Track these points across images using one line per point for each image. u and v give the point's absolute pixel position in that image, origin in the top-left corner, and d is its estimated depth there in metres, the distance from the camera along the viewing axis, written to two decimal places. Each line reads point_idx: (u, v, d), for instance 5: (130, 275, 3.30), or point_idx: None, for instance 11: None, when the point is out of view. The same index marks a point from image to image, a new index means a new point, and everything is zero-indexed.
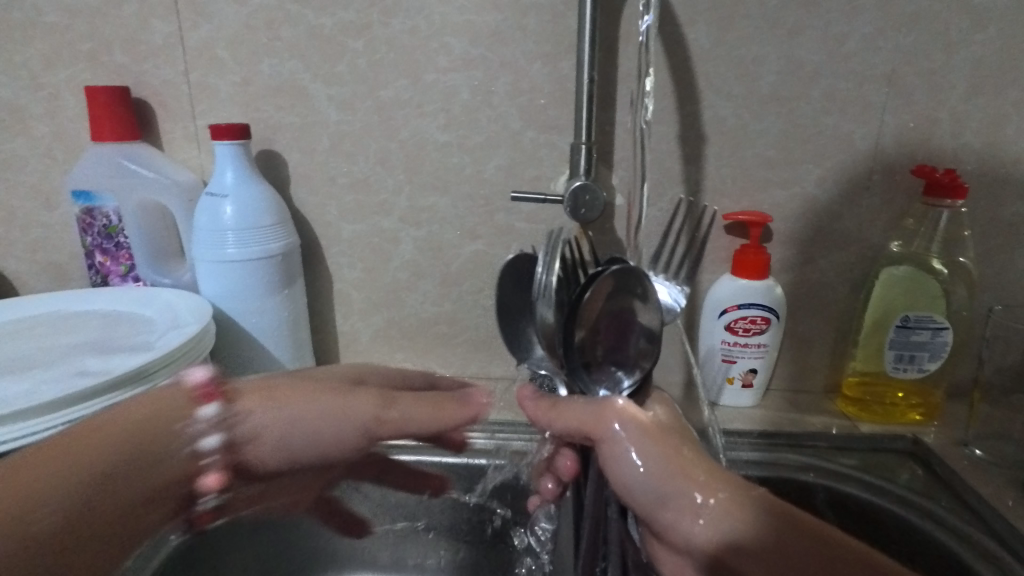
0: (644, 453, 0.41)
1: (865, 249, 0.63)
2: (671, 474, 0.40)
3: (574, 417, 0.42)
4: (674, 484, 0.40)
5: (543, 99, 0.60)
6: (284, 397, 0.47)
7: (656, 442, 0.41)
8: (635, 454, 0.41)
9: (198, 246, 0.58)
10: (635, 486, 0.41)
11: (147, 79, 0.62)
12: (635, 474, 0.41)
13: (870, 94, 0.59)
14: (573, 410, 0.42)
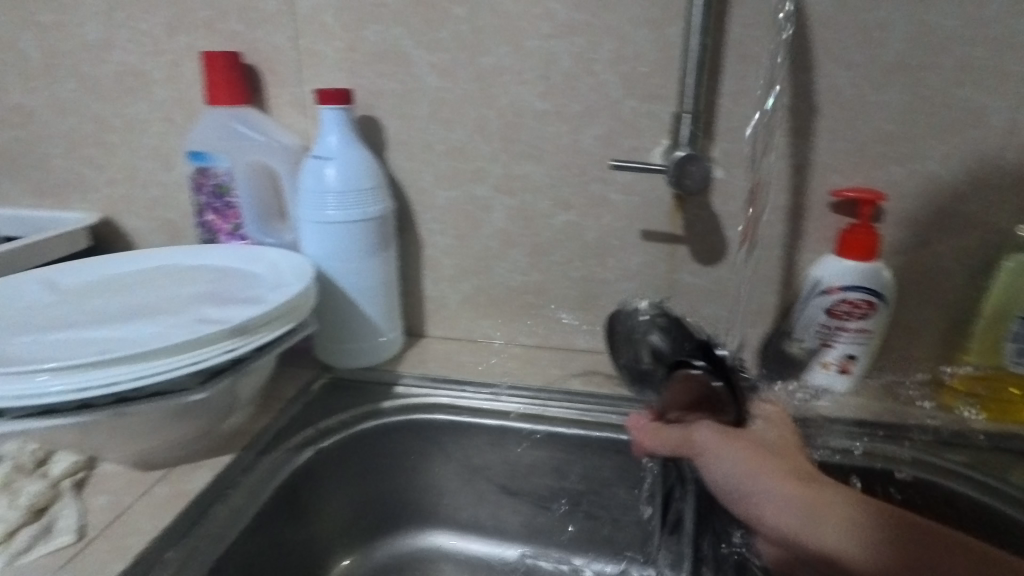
0: (727, 459, 0.47)
1: (989, 233, 0.58)
2: (749, 470, 0.46)
3: (672, 438, 0.50)
4: (757, 480, 0.45)
5: (646, 67, 0.58)
6: None
7: (746, 449, 0.47)
8: (721, 463, 0.47)
9: (302, 207, 0.61)
10: (725, 486, 0.47)
11: (259, 45, 0.65)
12: (727, 476, 0.47)
13: (1010, 63, 0.54)
14: (673, 433, 0.50)
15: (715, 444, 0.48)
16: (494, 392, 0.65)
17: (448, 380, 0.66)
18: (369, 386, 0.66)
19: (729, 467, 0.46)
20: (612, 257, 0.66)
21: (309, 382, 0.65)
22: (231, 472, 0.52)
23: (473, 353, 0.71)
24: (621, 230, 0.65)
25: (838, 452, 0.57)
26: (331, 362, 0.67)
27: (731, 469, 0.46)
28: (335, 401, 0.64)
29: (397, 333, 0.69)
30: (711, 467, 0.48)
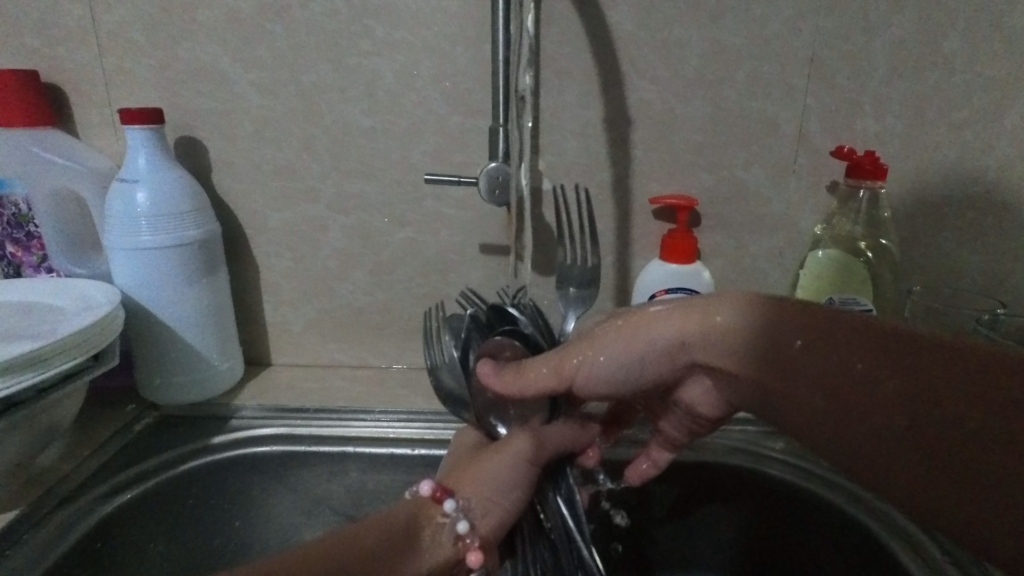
0: (609, 351, 0.44)
1: (792, 233, 0.63)
2: (631, 344, 0.43)
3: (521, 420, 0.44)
4: (642, 343, 0.43)
5: (468, 84, 0.59)
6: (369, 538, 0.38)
7: (632, 338, 0.43)
8: (603, 360, 0.44)
9: (112, 234, 0.56)
10: (609, 377, 0.44)
11: (59, 62, 0.60)
12: (606, 368, 0.44)
13: (793, 78, 0.59)
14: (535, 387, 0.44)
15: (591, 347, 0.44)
16: (337, 417, 0.63)
17: (288, 409, 0.63)
18: (203, 421, 0.62)
19: (612, 355, 0.43)
20: (453, 271, 0.66)
21: (131, 423, 0.60)
22: (16, 530, 0.47)
23: (319, 378, 0.69)
24: (459, 245, 0.65)
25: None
26: (157, 400, 0.62)
27: (616, 360, 0.44)
28: (158, 442, 0.59)
29: (233, 363, 0.65)
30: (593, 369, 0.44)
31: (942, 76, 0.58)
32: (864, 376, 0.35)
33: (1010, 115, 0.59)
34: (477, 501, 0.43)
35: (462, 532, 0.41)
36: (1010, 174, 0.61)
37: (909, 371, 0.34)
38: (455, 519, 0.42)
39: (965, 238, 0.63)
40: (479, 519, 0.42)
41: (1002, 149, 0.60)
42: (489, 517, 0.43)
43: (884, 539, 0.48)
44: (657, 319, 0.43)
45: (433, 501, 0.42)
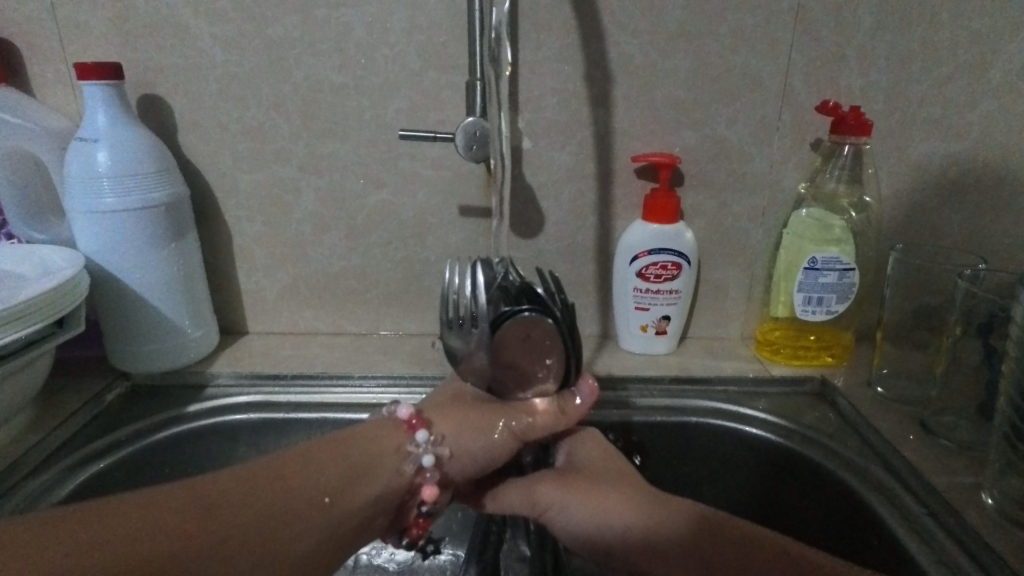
0: (572, 504, 0.44)
1: (775, 192, 0.63)
2: (586, 502, 0.44)
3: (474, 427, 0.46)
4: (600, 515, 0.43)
5: (443, 37, 0.57)
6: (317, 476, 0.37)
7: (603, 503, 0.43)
8: (569, 509, 0.44)
9: (72, 196, 0.54)
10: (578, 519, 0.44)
11: (8, 15, 0.56)
12: (571, 517, 0.44)
13: (778, 31, 0.57)
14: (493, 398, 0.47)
15: (593, 497, 0.44)
16: (316, 384, 0.61)
17: (265, 376, 0.62)
18: (178, 390, 0.61)
19: (574, 512, 0.44)
20: (431, 235, 0.64)
21: (102, 392, 0.59)
22: None
23: (296, 346, 0.67)
24: (436, 206, 0.63)
25: (651, 406, 0.59)
26: (128, 369, 0.61)
27: (580, 522, 0.44)
28: (131, 412, 0.58)
29: (206, 330, 0.63)
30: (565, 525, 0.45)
31: (927, 29, 0.57)
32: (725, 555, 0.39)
33: (995, 69, 0.58)
34: (452, 441, 0.45)
35: (427, 465, 0.43)
36: (992, 131, 0.60)
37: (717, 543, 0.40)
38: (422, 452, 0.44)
39: (948, 195, 0.62)
40: (446, 458, 0.45)
41: (986, 105, 0.59)
42: (454, 462, 0.45)
43: (859, 490, 0.48)
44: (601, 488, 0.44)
45: (402, 429, 0.44)
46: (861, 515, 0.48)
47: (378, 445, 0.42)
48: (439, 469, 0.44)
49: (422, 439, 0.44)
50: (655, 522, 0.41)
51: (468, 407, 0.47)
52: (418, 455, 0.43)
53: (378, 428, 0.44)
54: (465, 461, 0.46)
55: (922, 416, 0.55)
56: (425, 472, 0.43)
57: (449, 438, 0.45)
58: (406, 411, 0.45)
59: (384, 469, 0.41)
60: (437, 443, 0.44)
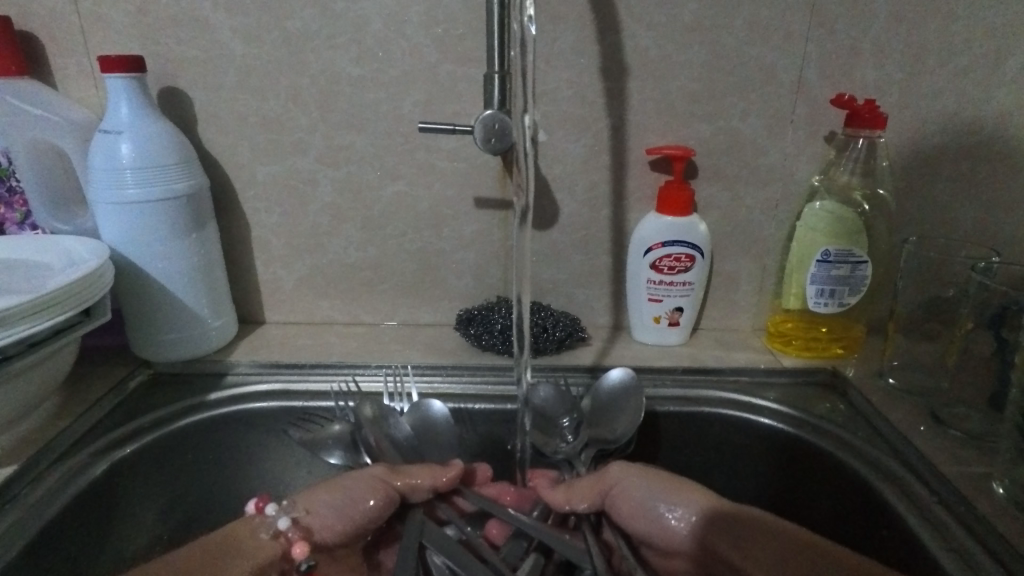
0: (645, 486, 0.48)
1: (789, 185, 0.63)
2: (671, 486, 0.47)
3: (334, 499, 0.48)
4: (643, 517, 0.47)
5: (459, 30, 0.58)
6: (189, 553, 0.42)
7: (681, 485, 0.47)
8: (646, 488, 0.48)
9: (95, 188, 0.55)
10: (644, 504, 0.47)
11: (31, 8, 0.57)
12: (641, 495, 0.48)
13: (793, 24, 0.57)
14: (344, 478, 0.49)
15: (672, 486, 0.47)
16: (333, 373, 0.62)
17: (283, 365, 0.63)
18: (198, 378, 0.62)
19: (649, 488, 0.47)
20: (446, 226, 0.65)
21: (124, 379, 0.60)
22: (12, 486, 0.47)
23: (313, 335, 0.68)
24: (452, 198, 0.64)
25: (632, 394, 0.58)
26: (150, 358, 0.62)
27: (653, 501, 0.47)
28: (153, 399, 0.59)
29: (225, 320, 0.64)
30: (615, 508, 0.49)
31: (943, 21, 0.57)
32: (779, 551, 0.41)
33: (1010, 62, 0.58)
34: (301, 501, 0.47)
35: (281, 527, 0.45)
36: (1007, 124, 0.60)
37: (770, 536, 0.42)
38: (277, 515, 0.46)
39: (961, 189, 0.63)
40: (303, 517, 0.46)
41: (1000, 98, 0.59)
42: (315, 517, 0.46)
43: (870, 479, 0.49)
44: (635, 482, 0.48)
45: (254, 516, 0.47)
46: (875, 503, 0.48)
47: (236, 534, 0.45)
48: (301, 527, 0.46)
49: (271, 510, 0.46)
50: (681, 525, 0.45)
51: (338, 479, 0.49)
52: (273, 520, 0.46)
53: (234, 526, 0.46)
54: (325, 515, 0.47)
55: (933, 408, 0.56)
56: (287, 534, 0.45)
57: (300, 501, 0.47)
58: (253, 501, 0.48)
59: (250, 548, 0.44)
60: (289, 507, 0.47)
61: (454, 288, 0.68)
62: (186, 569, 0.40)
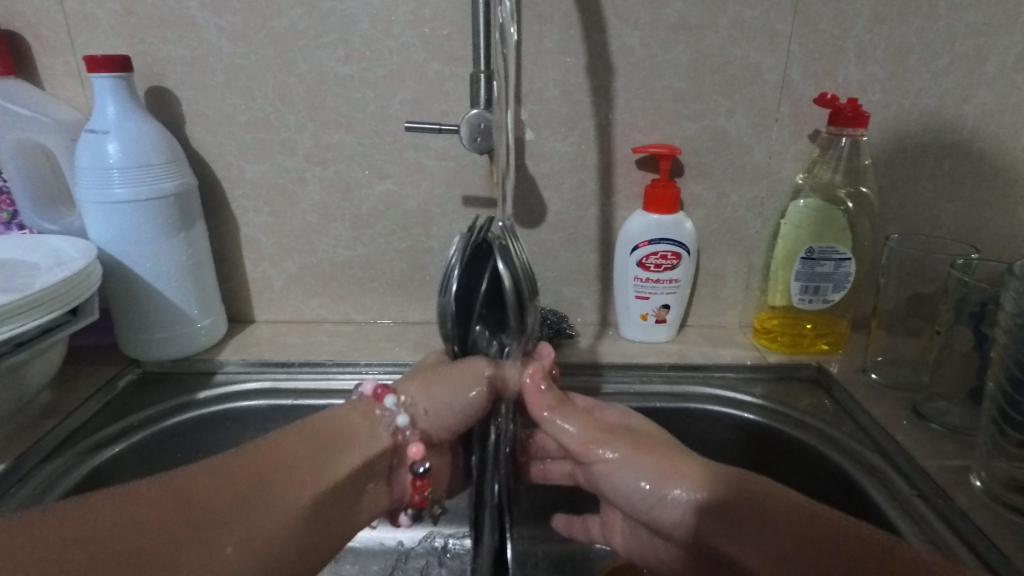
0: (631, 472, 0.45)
1: (774, 182, 0.64)
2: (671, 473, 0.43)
3: (446, 391, 0.47)
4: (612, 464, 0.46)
5: (446, 29, 0.58)
6: (275, 452, 0.39)
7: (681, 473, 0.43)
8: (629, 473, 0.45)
9: (82, 187, 0.55)
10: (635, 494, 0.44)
11: (17, 8, 0.57)
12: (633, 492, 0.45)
13: (777, 23, 0.58)
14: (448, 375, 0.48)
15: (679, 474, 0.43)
16: (323, 371, 0.63)
17: (273, 363, 0.63)
18: (187, 377, 0.63)
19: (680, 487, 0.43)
20: (435, 225, 0.66)
21: (114, 378, 0.60)
22: (2, 484, 0.47)
23: (303, 333, 0.69)
24: (440, 197, 0.64)
25: (619, 392, 0.60)
26: (139, 357, 0.62)
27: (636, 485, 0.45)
28: (143, 398, 0.59)
29: (215, 318, 0.65)
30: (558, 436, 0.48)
31: (925, 21, 0.58)
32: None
33: (991, 61, 0.59)
34: (424, 403, 0.47)
35: (402, 424, 0.46)
36: (987, 122, 0.61)
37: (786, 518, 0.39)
38: (395, 413, 0.46)
39: (943, 187, 0.63)
40: (421, 416, 0.47)
41: (981, 97, 0.60)
42: (433, 418, 0.47)
43: (851, 473, 0.50)
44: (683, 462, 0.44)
45: (372, 400, 0.47)
46: (853, 495, 0.49)
47: (348, 423, 0.45)
48: (418, 428, 0.47)
49: (392, 403, 0.47)
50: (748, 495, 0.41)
51: (439, 368, 0.49)
52: (392, 417, 0.46)
53: (348, 411, 0.46)
54: (439, 415, 0.47)
55: (915, 402, 0.56)
56: (405, 431, 0.46)
57: (423, 399, 0.47)
58: (371, 386, 0.48)
59: (360, 441, 0.44)
60: (407, 403, 0.47)
61: None
62: (264, 466, 0.38)
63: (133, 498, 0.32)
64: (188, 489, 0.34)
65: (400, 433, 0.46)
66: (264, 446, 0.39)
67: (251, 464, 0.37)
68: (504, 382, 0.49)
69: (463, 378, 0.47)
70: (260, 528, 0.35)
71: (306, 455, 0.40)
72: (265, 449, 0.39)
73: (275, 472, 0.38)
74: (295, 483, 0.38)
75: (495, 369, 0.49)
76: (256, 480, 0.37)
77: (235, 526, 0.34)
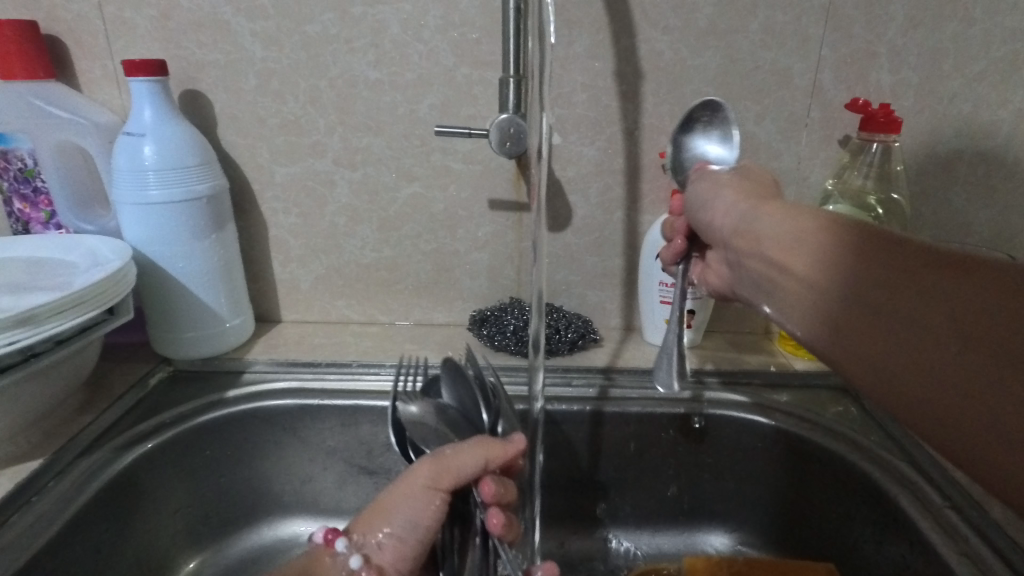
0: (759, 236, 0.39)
1: (802, 188, 0.63)
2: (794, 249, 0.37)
3: (397, 507, 0.40)
4: (709, 207, 0.44)
5: (476, 34, 0.58)
6: None
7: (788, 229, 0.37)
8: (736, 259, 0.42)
9: (118, 188, 0.56)
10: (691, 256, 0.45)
11: (59, 13, 0.58)
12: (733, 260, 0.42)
13: (808, 27, 0.57)
14: (395, 495, 0.40)
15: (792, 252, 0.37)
16: (349, 372, 0.63)
17: (300, 363, 0.64)
18: (216, 376, 0.64)
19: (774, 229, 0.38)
20: (461, 228, 0.66)
21: (146, 375, 0.62)
22: (40, 479, 0.48)
23: (329, 334, 0.69)
24: (467, 200, 0.65)
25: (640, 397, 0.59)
26: (170, 355, 0.63)
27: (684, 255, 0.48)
28: (172, 395, 0.60)
29: (244, 318, 0.66)
30: (694, 191, 0.46)
31: (961, 25, 0.57)
32: (925, 404, 0.28)
33: None
34: (371, 535, 0.41)
35: (355, 566, 0.40)
36: (1022, 128, 0.60)
37: (981, 287, 0.26)
38: (350, 554, 0.40)
39: (977, 194, 0.62)
40: (378, 551, 0.40)
41: (1017, 103, 0.59)
42: (388, 551, 0.40)
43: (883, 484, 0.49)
44: (776, 203, 0.39)
45: (324, 545, 0.41)
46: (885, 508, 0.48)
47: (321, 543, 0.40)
48: (374, 567, 0.40)
49: (343, 546, 0.40)
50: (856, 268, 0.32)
51: (386, 499, 0.41)
52: (348, 559, 0.40)
53: (313, 564, 0.42)
54: (403, 538, 0.40)
55: None
56: (357, 574, 0.39)
57: (372, 532, 0.41)
58: (321, 531, 0.42)
59: None
60: (358, 543, 0.40)
61: (468, 289, 0.69)
62: None
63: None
64: None
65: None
66: None
67: None
68: (456, 478, 0.40)
69: (416, 493, 0.40)
70: None
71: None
72: None
73: None
74: None
75: (436, 460, 0.40)
76: None
77: None
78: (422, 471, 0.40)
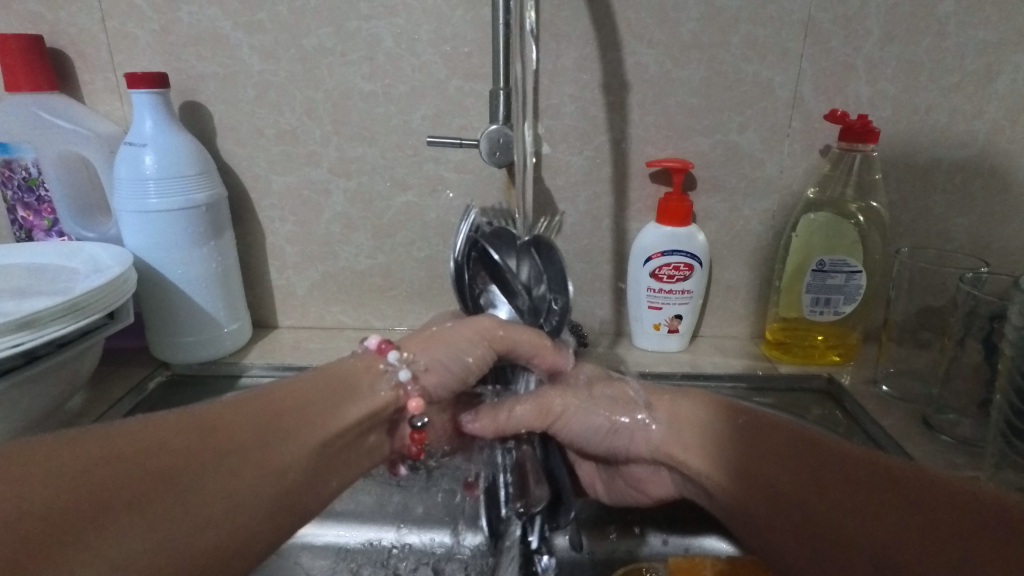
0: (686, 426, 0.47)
1: (786, 196, 0.65)
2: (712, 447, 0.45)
3: (447, 346, 0.49)
4: (631, 415, 0.50)
5: (467, 47, 0.60)
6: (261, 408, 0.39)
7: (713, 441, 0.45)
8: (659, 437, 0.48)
9: (120, 197, 0.58)
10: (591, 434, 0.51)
11: (63, 28, 0.60)
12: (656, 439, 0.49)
13: (788, 41, 0.59)
14: (454, 337, 0.49)
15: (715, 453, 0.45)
16: None
17: (295, 367, 0.65)
18: (214, 379, 0.65)
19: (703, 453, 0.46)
20: (453, 235, 0.68)
21: (145, 379, 0.63)
22: None
23: (324, 339, 0.71)
24: (459, 208, 0.67)
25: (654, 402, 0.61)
26: (168, 359, 0.64)
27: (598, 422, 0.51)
28: (171, 398, 0.62)
29: (241, 324, 0.67)
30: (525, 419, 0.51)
31: (935, 39, 0.59)
32: (921, 552, 0.32)
33: (1000, 79, 0.60)
34: (422, 358, 0.48)
35: (404, 379, 0.47)
36: (997, 138, 0.62)
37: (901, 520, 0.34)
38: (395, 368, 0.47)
39: (954, 202, 0.64)
40: (421, 372, 0.48)
41: (991, 114, 0.61)
42: (433, 376, 0.48)
43: None
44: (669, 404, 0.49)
45: (374, 355, 0.48)
46: None
47: (355, 373, 0.46)
48: (418, 385, 0.48)
49: (394, 358, 0.47)
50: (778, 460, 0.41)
51: (439, 330, 0.50)
52: (394, 372, 0.47)
53: (355, 363, 0.47)
54: (442, 373, 0.49)
55: (925, 414, 0.57)
56: (407, 387, 0.47)
57: (423, 356, 0.48)
58: (374, 341, 0.49)
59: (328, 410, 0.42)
60: (409, 361, 0.48)
61: None
62: (180, 467, 0.33)
63: (122, 437, 0.33)
64: (121, 450, 0.32)
65: (403, 390, 0.47)
66: (208, 413, 0.37)
67: (202, 430, 0.35)
68: (511, 346, 0.51)
69: (463, 344, 0.49)
70: (213, 508, 0.33)
71: (316, 401, 0.42)
72: (201, 430, 0.35)
73: (225, 445, 0.35)
74: (238, 478, 0.35)
75: (501, 333, 0.50)
76: (195, 443, 0.34)
77: (204, 496, 0.33)
78: (483, 327, 0.50)
